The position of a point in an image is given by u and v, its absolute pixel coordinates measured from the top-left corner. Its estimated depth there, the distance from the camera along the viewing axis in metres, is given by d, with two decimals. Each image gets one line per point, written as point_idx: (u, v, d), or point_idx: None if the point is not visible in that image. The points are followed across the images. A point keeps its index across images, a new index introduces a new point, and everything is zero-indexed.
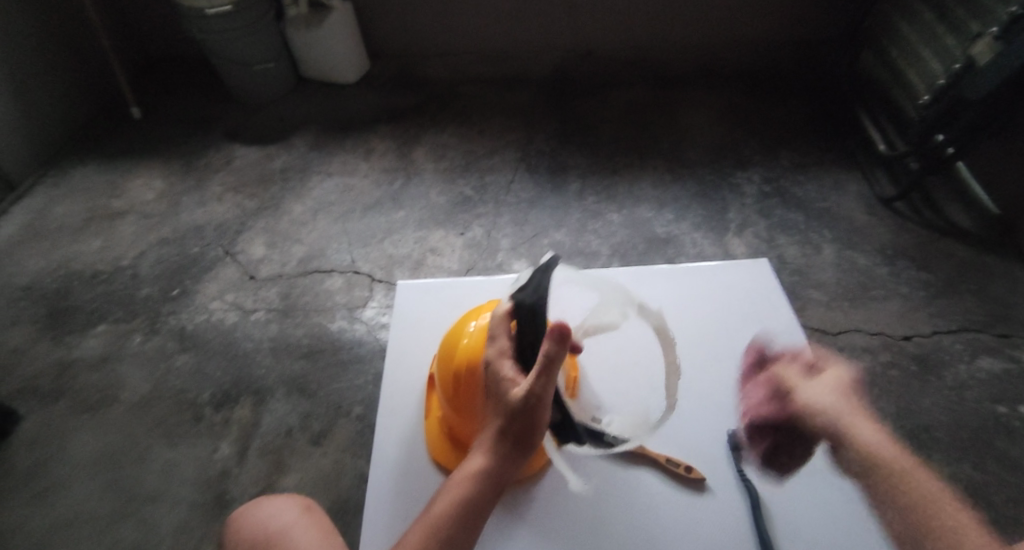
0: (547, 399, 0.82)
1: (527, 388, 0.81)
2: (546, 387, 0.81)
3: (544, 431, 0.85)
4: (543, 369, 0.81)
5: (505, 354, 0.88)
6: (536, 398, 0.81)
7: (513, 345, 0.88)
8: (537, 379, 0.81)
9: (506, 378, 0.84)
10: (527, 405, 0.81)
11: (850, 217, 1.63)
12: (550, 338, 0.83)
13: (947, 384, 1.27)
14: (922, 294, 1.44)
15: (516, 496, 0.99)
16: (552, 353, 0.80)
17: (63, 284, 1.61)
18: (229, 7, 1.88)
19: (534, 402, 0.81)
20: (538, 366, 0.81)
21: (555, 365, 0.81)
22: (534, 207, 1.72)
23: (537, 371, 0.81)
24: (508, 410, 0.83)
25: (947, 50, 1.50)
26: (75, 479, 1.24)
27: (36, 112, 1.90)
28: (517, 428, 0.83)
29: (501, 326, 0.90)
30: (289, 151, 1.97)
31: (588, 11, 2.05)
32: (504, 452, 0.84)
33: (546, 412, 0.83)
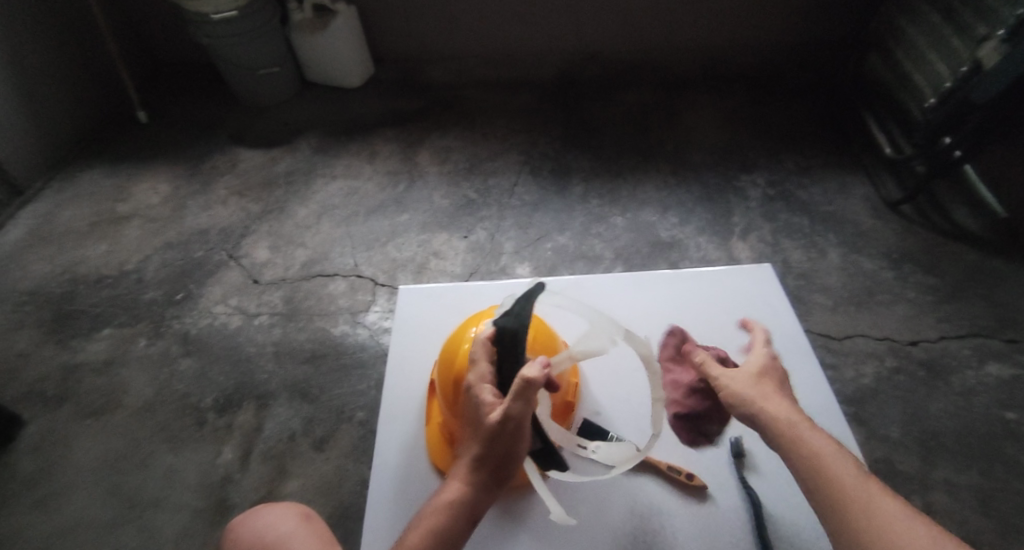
0: (525, 425, 0.83)
1: (505, 413, 0.83)
2: (523, 414, 0.83)
3: (521, 458, 0.86)
4: (520, 394, 0.82)
5: (484, 379, 0.89)
6: (513, 424, 0.83)
7: (492, 371, 0.90)
8: (515, 405, 0.82)
9: (484, 403, 0.86)
10: (504, 430, 0.83)
11: (855, 220, 1.61)
12: (532, 364, 0.85)
13: (954, 389, 1.26)
14: (929, 298, 1.42)
15: (513, 504, 0.98)
16: (530, 378, 0.82)
17: (68, 288, 1.62)
18: (234, 12, 1.88)
19: (512, 427, 0.83)
20: (516, 391, 0.82)
21: (531, 390, 0.83)
22: (537, 210, 1.72)
23: (514, 396, 0.82)
24: (485, 436, 0.84)
25: (954, 52, 1.49)
26: (80, 483, 1.25)
27: (44, 118, 1.92)
28: (495, 454, 0.84)
29: (483, 351, 0.91)
30: (293, 155, 1.97)
31: (592, 14, 2.05)
32: (480, 480, 0.85)
33: (524, 439, 0.84)
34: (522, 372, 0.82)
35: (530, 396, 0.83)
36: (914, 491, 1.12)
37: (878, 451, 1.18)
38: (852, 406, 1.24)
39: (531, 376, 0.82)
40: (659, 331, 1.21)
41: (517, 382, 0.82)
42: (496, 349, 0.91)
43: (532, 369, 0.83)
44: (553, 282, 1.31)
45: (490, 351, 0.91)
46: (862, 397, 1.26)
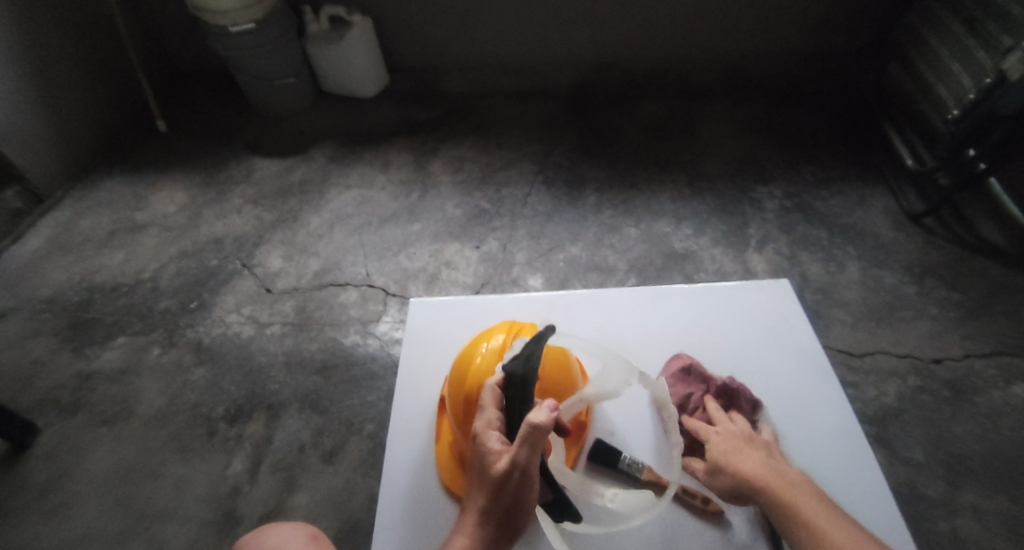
0: (532, 473, 0.82)
1: (511, 461, 0.82)
2: (530, 461, 0.82)
3: (529, 511, 0.84)
4: (527, 441, 0.82)
5: (491, 426, 0.88)
6: (520, 472, 0.81)
7: (499, 418, 0.89)
8: (522, 452, 0.81)
9: (490, 451, 0.84)
10: (511, 480, 0.81)
11: (875, 233, 1.58)
12: (540, 409, 0.84)
13: (981, 410, 1.22)
14: (953, 315, 1.38)
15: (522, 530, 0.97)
16: (537, 423, 0.81)
17: (86, 296, 1.63)
18: (251, 24, 1.91)
19: (519, 476, 0.81)
20: (523, 436, 0.81)
21: (538, 436, 0.82)
22: (549, 220, 1.71)
23: (521, 442, 0.81)
24: (491, 486, 0.82)
25: (978, 62, 1.45)
26: (93, 492, 1.25)
27: (66, 128, 1.95)
28: (501, 506, 0.83)
29: (491, 397, 0.91)
30: (307, 164, 1.98)
31: (607, 24, 2.04)
32: (485, 535, 0.82)
33: (532, 489, 0.83)
34: (528, 417, 0.82)
35: (538, 442, 0.83)
36: (939, 516, 1.09)
37: (901, 474, 1.14)
38: (873, 426, 1.21)
39: (538, 421, 0.81)
40: (677, 349, 1.19)
41: (523, 427, 0.82)
42: (503, 395, 0.91)
43: (539, 414, 0.83)
44: (569, 296, 1.29)
45: (498, 397, 0.91)
46: (884, 417, 1.22)
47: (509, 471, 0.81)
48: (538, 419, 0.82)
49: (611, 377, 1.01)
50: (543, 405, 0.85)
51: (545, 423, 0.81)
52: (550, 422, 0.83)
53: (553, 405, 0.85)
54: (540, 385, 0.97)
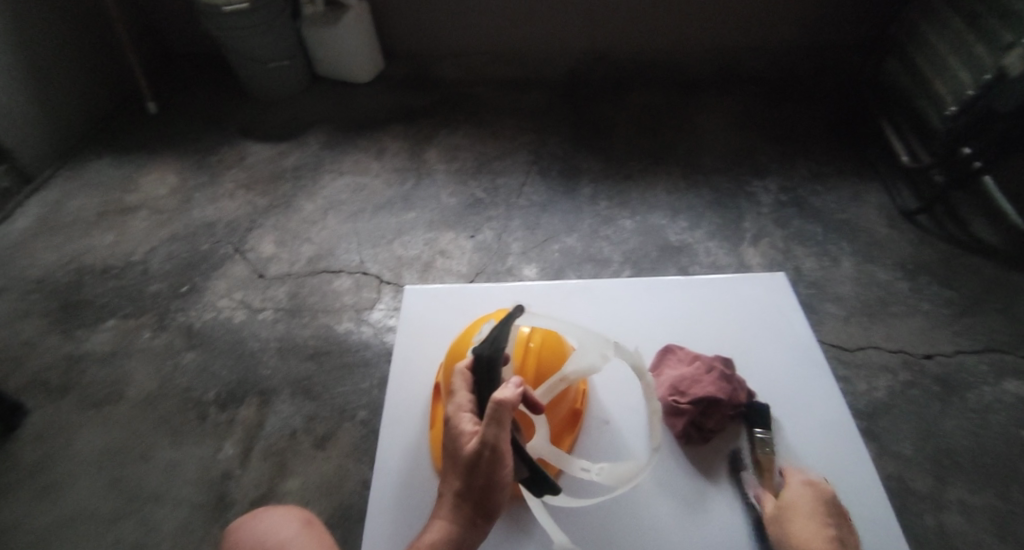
0: (502, 451, 0.81)
1: (480, 440, 0.81)
2: (499, 438, 0.81)
3: (505, 490, 0.83)
4: (494, 418, 0.81)
5: (463, 409, 0.88)
6: (490, 451, 0.81)
7: (471, 399, 0.89)
8: (489, 429, 0.81)
9: (461, 433, 0.85)
10: (481, 458, 0.81)
11: (870, 229, 1.59)
12: (506, 386, 0.84)
13: (969, 406, 1.23)
14: (944, 312, 1.40)
15: (514, 511, 0.99)
16: (502, 399, 0.81)
17: (75, 278, 1.61)
18: (245, 5, 1.87)
19: (489, 454, 0.81)
20: (489, 415, 0.81)
21: (504, 413, 0.81)
22: (545, 211, 1.70)
23: (488, 421, 0.81)
24: (464, 466, 0.82)
25: (977, 60, 1.46)
26: (81, 476, 1.24)
27: (54, 107, 1.91)
28: (476, 485, 0.82)
29: (462, 380, 0.91)
30: (302, 149, 1.96)
31: (606, 13, 2.03)
32: (464, 518, 0.82)
33: (505, 465, 0.81)
34: (494, 396, 0.82)
35: (506, 419, 0.82)
36: (925, 510, 1.10)
37: (889, 467, 1.16)
38: (863, 420, 1.22)
39: (503, 398, 0.81)
40: (672, 340, 1.19)
41: (489, 406, 0.82)
42: (473, 377, 0.91)
43: (504, 392, 0.83)
44: (563, 285, 1.29)
45: (469, 381, 0.91)
46: (874, 411, 1.23)
47: (481, 452, 0.81)
48: (504, 396, 0.82)
49: (588, 351, 1.00)
50: (510, 383, 0.85)
51: (510, 398, 0.81)
52: (517, 398, 0.83)
53: (520, 382, 0.85)
54: (535, 367, 1.00)
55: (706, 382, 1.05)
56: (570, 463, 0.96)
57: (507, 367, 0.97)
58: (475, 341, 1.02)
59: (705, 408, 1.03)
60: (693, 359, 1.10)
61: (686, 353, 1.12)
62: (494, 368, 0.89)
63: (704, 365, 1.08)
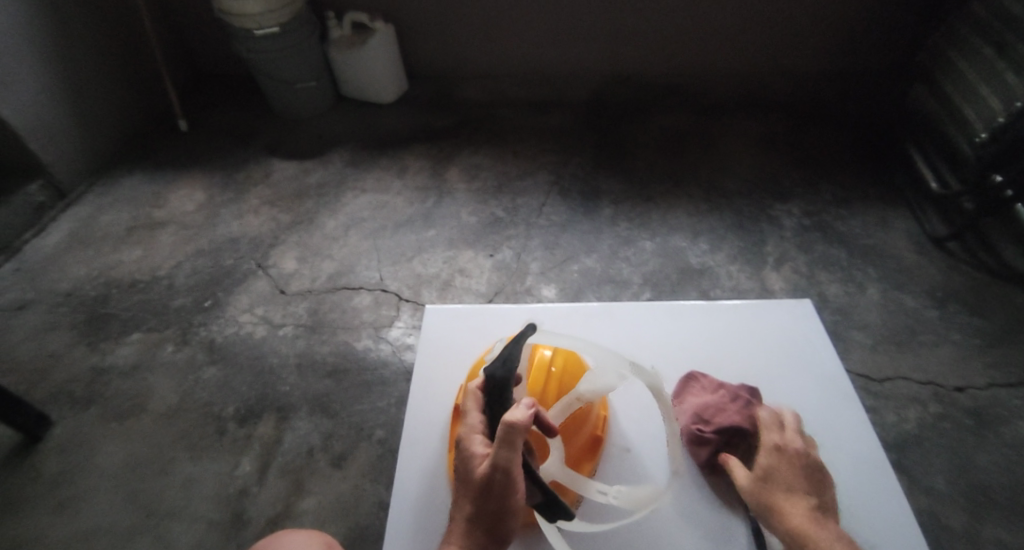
0: (514, 474, 0.80)
1: (492, 463, 0.81)
2: (511, 461, 0.81)
3: (517, 515, 0.82)
4: (505, 440, 0.81)
5: (475, 430, 0.89)
6: (502, 473, 0.80)
7: (482, 421, 0.90)
8: (501, 452, 0.81)
9: (474, 456, 0.85)
10: (492, 481, 0.81)
11: (896, 256, 1.56)
12: (518, 408, 0.84)
13: (1004, 441, 1.19)
14: (977, 342, 1.36)
15: (529, 538, 0.97)
16: (513, 421, 0.81)
17: (103, 291, 1.64)
18: (276, 28, 1.93)
19: (501, 478, 0.80)
20: (500, 437, 0.81)
21: (516, 434, 0.81)
22: (564, 231, 1.70)
23: (499, 443, 0.81)
24: (476, 489, 0.82)
25: (1008, 87, 1.44)
26: (101, 488, 1.25)
27: (90, 125, 1.97)
28: (488, 510, 0.82)
29: (474, 401, 0.93)
30: (325, 167, 1.99)
31: (627, 37, 2.05)
32: (476, 543, 0.82)
33: (516, 488, 0.81)
34: (505, 417, 0.82)
35: (517, 441, 0.82)
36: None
37: (920, 502, 1.12)
38: (893, 452, 1.18)
39: (514, 419, 0.81)
40: (696, 366, 1.18)
41: (500, 428, 0.81)
42: (484, 398, 0.93)
43: (516, 413, 0.82)
44: (584, 308, 1.29)
45: (480, 401, 0.92)
46: (904, 444, 1.20)
47: (493, 474, 0.81)
48: (515, 418, 0.82)
49: (603, 372, 1.00)
50: (521, 404, 0.85)
51: (521, 420, 0.81)
52: (528, 420, 0.83)
53: (532, 403, 0.85)
54: (553, 386, 1.00)
55: (733, 410, 1.03)
56: (586, 487, 0.93)
57: (519, 388, 0.98)
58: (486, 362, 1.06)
59: (733, 438, 1.01)
60: (715, 386, 1.09)
61: (707, 381, 1.11)
62: (506, 390, 0.91)
63: (727, 393, 1.06)
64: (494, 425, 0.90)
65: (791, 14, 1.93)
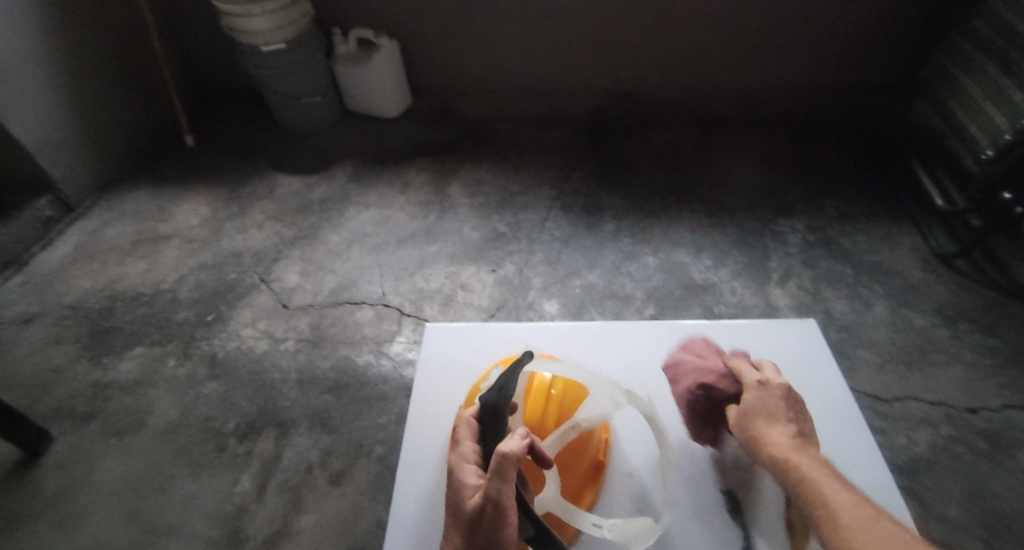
0: (506, 507, 0.80)
1: (483, 495, 0.82)
2: (503, 493, 0.81)
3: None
4: (497, 472, 0.81)
5: (467, 460, 0.90)
6: (492, 506, 0.80)
7: (476, 450, 0.91)
8: (493, 483, 0.81)
9: (465, 486, 0.86)
10: (483, 513, 0.81)
11: (904, 272, 1.54)
12: (511, 438, 0.85)
13: (1020, 466, 1.16)
14: (989, 362, 1.33)
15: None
16: (506, 452, 0.82)
17: (107, 305, 1.65)
18: (282, 45, 1.95)
19: (492, 510, 0.81)
20: (493, 468, 0.81)
21: (508, 466, 0.81)
22: (567, 246, 1.69)
23: (491, 474, 0.82)
24: (467, 522, 0.82)
25: (1013, 104, 1.42)
26: (100, 505, 1.24)
27: (97, 140, 1.99)
28: (478, 544, 0.81)
29: (467, 430, 0.93)
30: (329, 182, 2.00)
31: (630, 53, 2.05)
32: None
33: (509, 522, 0.80)
34: (499, 447, 0.83)
35: (509, 473, 0.82)
36: None
37: (933, 530, 1.09)
38: (903, 477, 1.16)
39: (508, 450, 0.82)
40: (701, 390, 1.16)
41: (493, 458, 0.82)
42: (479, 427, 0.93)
43: (509, 444, 0.83)
44: (585, 327, 1.28)
45: (474, 431, 0.93)
46: (915, 468, 1.17)
47: (484, 506, 0.81)
48: (508, 449, 0.82)
49: (599, 399, 1.02)
50: (515, 435, 0.85)
51: (514, 451, 0.82)
52: (521, 451, 0.83)
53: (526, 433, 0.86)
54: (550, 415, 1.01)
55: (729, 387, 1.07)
56: (580, 519, 0.96)
57: (516, 416, 1.00)
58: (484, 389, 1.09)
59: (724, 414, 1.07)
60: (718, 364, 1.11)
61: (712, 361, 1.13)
62: (499, 417, 0.90)
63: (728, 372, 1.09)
64: (487, 454, 0.91)
65: (794, 30, 1.93)
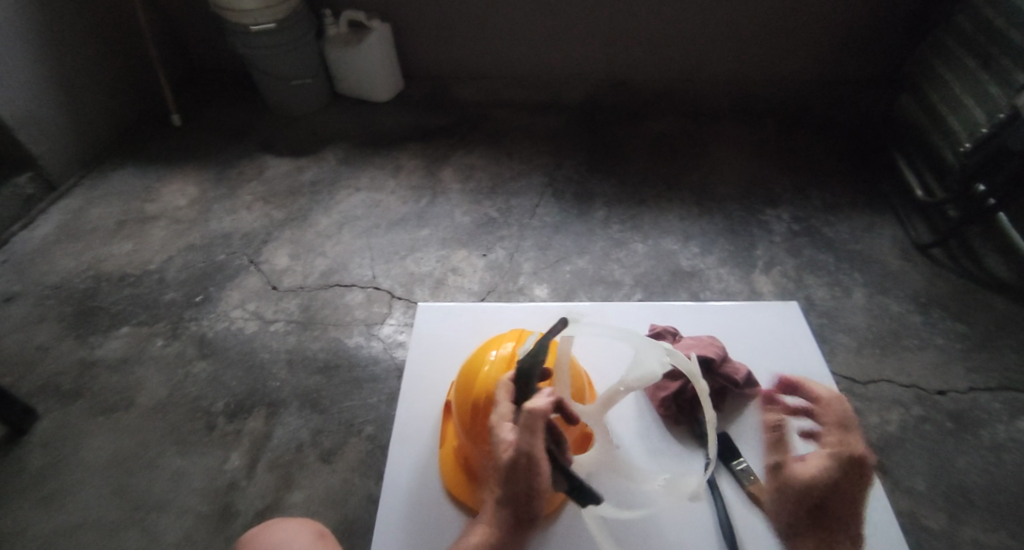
0: (538, 458, 0.83)
1: (515, 449, 0.84)
2: (534, 446, 0.83)
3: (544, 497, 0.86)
4: (527, 426, 0.83)
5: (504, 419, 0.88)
6: (524, 458, 0.83)
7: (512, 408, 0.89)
8: (523, 438, 0.83)
9: (497, 444, 0.86)
10: (516, 467, 0.83)
11: (882, 261, 1.58)
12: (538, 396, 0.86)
13: (984, 443, 1.22)
14: (959, 346, 1.38)
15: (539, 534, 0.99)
16: (534, 408, 0.83)
17: (92, 284, 1.64)
18: (272, 25, 1.93)
19: (524, 462, 0.83)
20: (521, 423, 0.83)
21: (537, 420, 0.83)
22: (557, 232, 1.72)
23: (521, 430, 0.83)
24: (501, 475, 0.86)
25: (991, 98, 1.47)
26: (88, 483, 1.24)
27: (81, 117, 1.96)
28: (515, 492, 0.86)
29: (505, 391, 0.91)
30: (319, 165, 1.99)
31: (623, 41, 2.07)
32: (504, 523, 0.87)
33: (541, 472, 0.83)
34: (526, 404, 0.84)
35: (539, 426, 0.83)
36: None
37: (903, 504, 1.14)
38: (875, 454, 1.21)
39: (536, 407, 0.83)
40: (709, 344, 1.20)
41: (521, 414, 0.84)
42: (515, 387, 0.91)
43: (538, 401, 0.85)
44: (575, 308, 1.31)
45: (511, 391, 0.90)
46: (887, 446, 1.22)
47: (515, 461, 0.83)
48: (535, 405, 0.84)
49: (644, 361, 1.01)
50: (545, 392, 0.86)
51: (541, 408, 0.83)
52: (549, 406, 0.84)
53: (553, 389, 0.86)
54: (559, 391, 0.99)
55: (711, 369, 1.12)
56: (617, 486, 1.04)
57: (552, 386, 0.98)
58: (497, 361, 0.98)
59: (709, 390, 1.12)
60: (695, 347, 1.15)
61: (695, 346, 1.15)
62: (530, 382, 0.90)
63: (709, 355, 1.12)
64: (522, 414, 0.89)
65: (784, 22, 1.96)
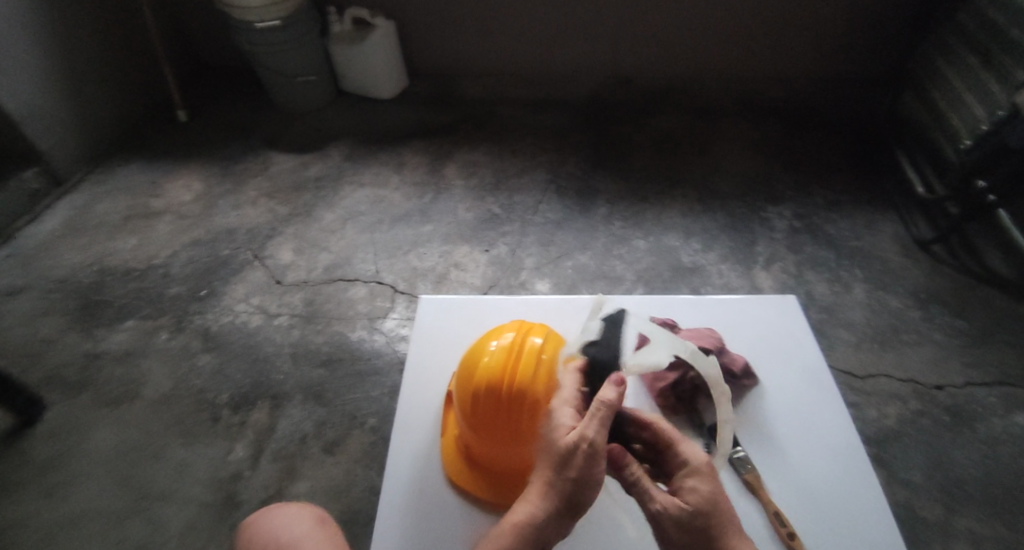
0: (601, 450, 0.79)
1: (580, 434, 0.80)
2: (599, 435, 0.80)
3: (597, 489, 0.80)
4: (598, 417, 0.81)
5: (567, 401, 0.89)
6: (588, 446, 0.79)
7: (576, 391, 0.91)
8: (590, 425, 0.80)
9: (559, 426, 0.83)
10: (578, 453, 0.79)
11: (882, 258, 1.59)
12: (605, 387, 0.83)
13: (983, 438, 1.22)
14: (958, 342, 1.39)
15: None
16: (607, 400, 0.81)
17: (99, 278, 1.66)
18: (276, 22, 1.95)
19: (587, 449, 0.79)
20: (593, 412, 0.81)
21: (608, 413, 0.81)
22: (559, 228, 1.73)
23: (590, 418, 0.81)
24: (557, 458, 0.80)
25: (991, 95, 1.48)
26: (94, 473, 1.26)
27: (88, 113, 1.98)
28: (567, 480, 0.79)
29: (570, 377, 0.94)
30: (323, 161, 2.01)
31: (625, 39, 2.08)
32: (549, 510, 0.79)
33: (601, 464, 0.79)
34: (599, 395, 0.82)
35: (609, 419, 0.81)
36: (938, 542, 1.08)
37: (901, 497, 1.14)
38: (873, 447, 1.21)
39: (608, 399, 0.81)
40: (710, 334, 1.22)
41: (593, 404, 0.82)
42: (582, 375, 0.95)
43: (606, 393, 0.82)
44: (575, 301, 1.32)
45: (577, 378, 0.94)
46: (885, 439, 1.23)
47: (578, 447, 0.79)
48: (605, 397, 0.82)
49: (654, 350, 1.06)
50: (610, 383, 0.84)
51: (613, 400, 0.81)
52: (617, 400, 0.82)
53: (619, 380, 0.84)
54: None
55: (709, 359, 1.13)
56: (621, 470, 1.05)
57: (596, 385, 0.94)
58: (499, 351, 0.98)
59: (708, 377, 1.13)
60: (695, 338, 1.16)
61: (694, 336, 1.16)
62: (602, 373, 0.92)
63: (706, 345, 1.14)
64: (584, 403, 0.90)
65: (786, 19, 1.97)
